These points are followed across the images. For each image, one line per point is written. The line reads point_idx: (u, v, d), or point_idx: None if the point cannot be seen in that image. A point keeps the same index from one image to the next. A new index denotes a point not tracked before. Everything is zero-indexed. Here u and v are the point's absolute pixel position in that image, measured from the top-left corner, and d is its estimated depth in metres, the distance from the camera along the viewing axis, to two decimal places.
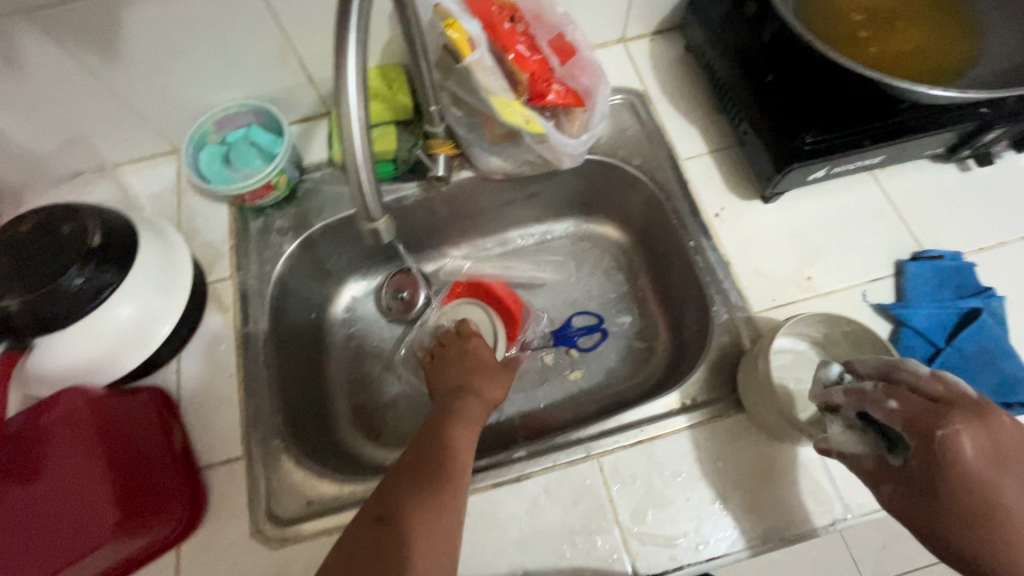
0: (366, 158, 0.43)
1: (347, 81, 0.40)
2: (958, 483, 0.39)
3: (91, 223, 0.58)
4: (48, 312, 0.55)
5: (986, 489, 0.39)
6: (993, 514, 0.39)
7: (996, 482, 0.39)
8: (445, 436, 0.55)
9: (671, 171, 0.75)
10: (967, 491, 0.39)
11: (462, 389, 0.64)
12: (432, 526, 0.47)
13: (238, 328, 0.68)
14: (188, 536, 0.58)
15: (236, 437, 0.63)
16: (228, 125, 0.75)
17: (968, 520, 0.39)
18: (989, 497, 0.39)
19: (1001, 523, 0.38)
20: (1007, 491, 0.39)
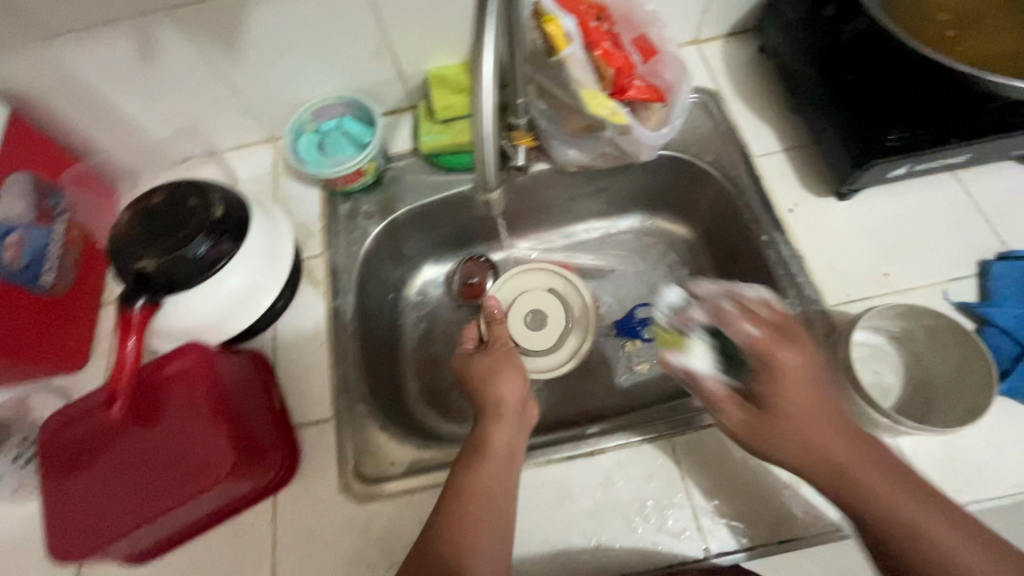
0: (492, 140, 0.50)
1: (483, 68, 0.47)
2: (816, 454, 0.47)
3: (215, 197, 0.64)
4: (178, 274, 0.61)
5: (803, 452, 0.48)
6: (861, 479, 0.46)
7: (801, 445, 0.48)
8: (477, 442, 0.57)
9: (743, 167, 0.76)
10: (804, 462, 0.48)
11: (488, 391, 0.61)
12: (479, 518, 0.50)
13: (328, 302, 0.74)
14: (285, 483, 0.63)
15: (326, 401, 0.68)
16: (324, 114, 0.80)
17: (841, 489, 0.46)
18: (827, 459, 0.47)
19: (866, 484, 0.46)
20: (851, 454, 0.47)
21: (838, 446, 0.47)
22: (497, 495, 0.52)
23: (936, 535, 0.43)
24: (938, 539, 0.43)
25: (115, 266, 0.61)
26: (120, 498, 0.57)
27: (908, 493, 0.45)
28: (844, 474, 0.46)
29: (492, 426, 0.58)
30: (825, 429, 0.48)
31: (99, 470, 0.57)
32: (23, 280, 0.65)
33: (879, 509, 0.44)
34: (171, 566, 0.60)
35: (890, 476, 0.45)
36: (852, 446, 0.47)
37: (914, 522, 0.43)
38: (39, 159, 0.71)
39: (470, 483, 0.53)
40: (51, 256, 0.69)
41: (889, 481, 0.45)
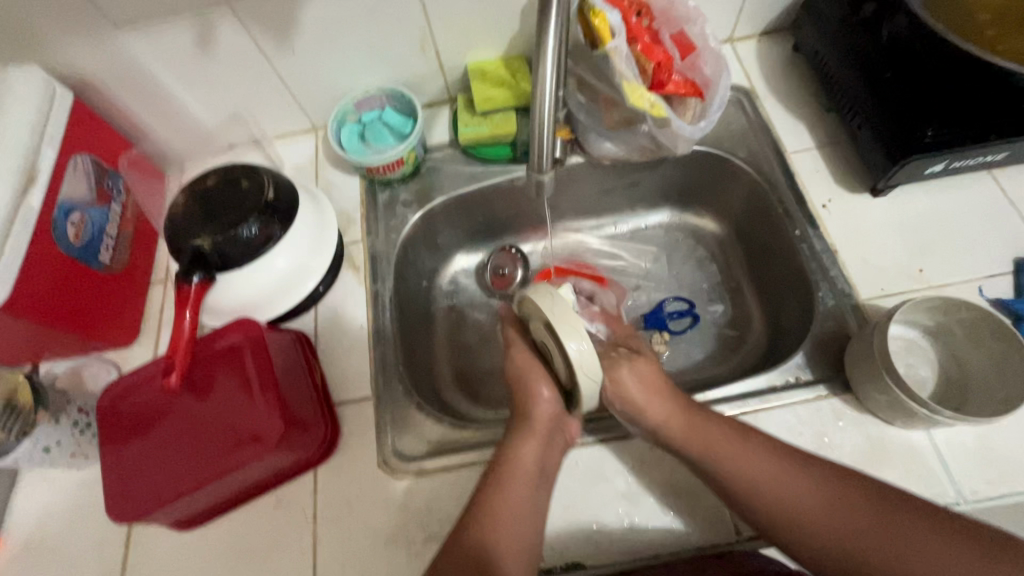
0: (546, 124, 0.55)
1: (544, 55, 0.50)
2: (684, 443, 0.56)
3: (267, 179, 0.67)
4: (231, 253, 0.64)
5: (680, 441, 0.56)
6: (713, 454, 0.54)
7: (679, 433, 0.56)
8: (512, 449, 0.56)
9: (777, 163, 0.77)
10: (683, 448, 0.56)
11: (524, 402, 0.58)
12: (506, 521, 0.51)
13: (367, 285, 0.76)
14: (327, 459, 0.65)
15: (365, 380, 0.70)
16: (365, 106, 0.83)
17: (716, 470, 0.54)
18: (710, 450, 0.54)
19: (742, 466, 0.53)
20: (723, 440, 0.54)
21: (681, 431, 0.56)
22: (523, 497, 0.53)
23: (796, 495, 0.51)
24: (796, 497, 0.51)
25: (172, 244, 0.64)
26: (174, 465, 0.59)
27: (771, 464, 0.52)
28: (708, 456, 0.54)
29: (522, 441, 0.56)
30: (699, 417, 0.56)
31: (157, 435, 0.60)
32: (84, 256, 0.68)
33: (750, 487, 0.52)
34: (217, 533, 0.63)
35: (750, 452, 0.53)
36: (705, 432, 0.55)
37: (776, 489, 0.51)
38: (100, 143, 0.75)
39: (500, 494, 0.53)
40: (108, 235, 0.72)
41: (752, 455, 0.53)
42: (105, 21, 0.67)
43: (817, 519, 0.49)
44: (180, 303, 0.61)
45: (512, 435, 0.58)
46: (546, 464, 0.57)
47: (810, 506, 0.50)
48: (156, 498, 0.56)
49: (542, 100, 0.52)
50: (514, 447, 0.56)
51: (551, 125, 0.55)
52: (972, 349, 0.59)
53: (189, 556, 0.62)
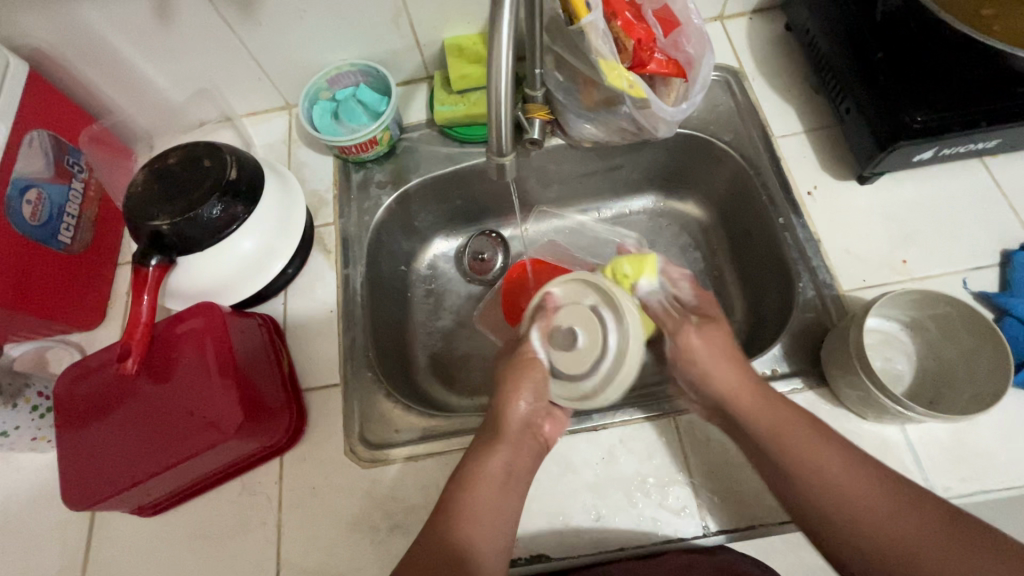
0: (506, 109, 0.51)
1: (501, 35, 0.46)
2: (798, 473, 0.48)
3: (229, 158, 0.64)
4: (191, 234, 0.61)
5: (790, 463, 0.49)
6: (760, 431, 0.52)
7: (783, 456, 0.50)
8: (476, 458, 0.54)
9: (763, 147, 0.74)
10: (796, 481, 0.49)
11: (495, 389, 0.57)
12: (474, 518, 0.50)
13: (338, 269, 0.74)
14: (293, 445, 0.64)
15: (334, 367, 0.68)
16: (339, 83, 0.81)
17: (836, 512, 0.46)
18: (831, 483, 0.47)
19: (861, 508, 0.46)
20: (838, 466, 0.48)
21: (776, 434, 0.51)
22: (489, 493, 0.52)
23: (875, 507, 0.45)
24: (832, 474, 0.47)
25: (131, 225, 0.61)
26: (132, 451, 0.56)
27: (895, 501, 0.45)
28: (798, 465, 0.49)
29: (491, 449, 0.54)
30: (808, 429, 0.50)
31: (115, 424, 0.57)
32: (43, 237, 0.66)
33: (880, 533, 0.44)
34: (180, 519, 0.62)
35: (870, 484, 0.46)
36: (808, 438, 0.50)
37: (900, 533, 0.44)
38: (60, 119, 0.72)
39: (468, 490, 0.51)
40: (69, 214, 0.70)
41: (850, 468, 0.47)
42: None
43: (853, 492, 0.46)
44: (138, 286, 0.58)
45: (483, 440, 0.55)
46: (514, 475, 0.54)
47: (848, 485, 0.47)
48: (112, 486, 0.54)
49: (499, 96, 0.49)
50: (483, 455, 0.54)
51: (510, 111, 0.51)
52: (950, 345, 0.58)
53: (151, 543, 0.62)
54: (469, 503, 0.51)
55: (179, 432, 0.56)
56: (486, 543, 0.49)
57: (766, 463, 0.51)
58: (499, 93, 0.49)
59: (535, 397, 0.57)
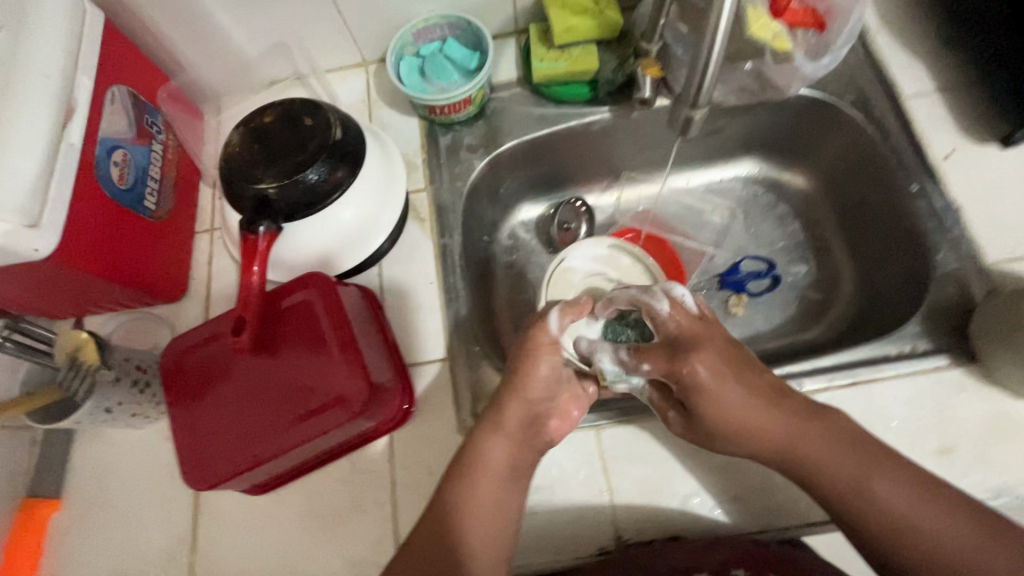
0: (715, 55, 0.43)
1: None
2: (810, 476, 0.49)
3: (332, 116, 0.59)
4: (299, 199, 0.57)
5: (809, 467, 0.49)
6: (763, 427, 0.50)
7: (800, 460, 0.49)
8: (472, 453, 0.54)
9: (891, 108, 0.69)
10: (815, 483, 0.49)
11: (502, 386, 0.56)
12: (478, 521, 0.50)
13: (435, 238, 0.70)
14: (405, 422, 0.61)
15: (439, 341, 0.65)
16: (424, 37, 0.75)
17: (861, 512, 0.47)
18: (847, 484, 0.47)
19: (884, 508, 0.46)
20: (857, 466, 0.48)
21: (775, 429, 0.50)
22: (492, 482, 0.52)
23: (887, 504, 0.46)
24: (839, 473, 0.48)
25: (233, 189, 0.57)
26: (251, 430, 0.53)
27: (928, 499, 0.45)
28: (805, 460, 0.49)
29: (488, 440, 0.54)
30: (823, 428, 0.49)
31: (230, 401, 0.54)
32: (130, 202, 0.62)
33: (911, 534, 0.45)
34: (292, 497, 0.60)
35: (889, 482, 0.47)
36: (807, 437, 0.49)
37: (915, 527, 0.45)
38: (136, 75, 0.66)
39: (465, 493, 0.51)
40: (152, 178, 0.65)
41: (861, 463, 0.48)
42: None
43: (865, 490, 0.47)
44: (248, 255, 0.54)
45: (483, 433, 0.54)
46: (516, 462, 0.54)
47: (852, 479, 0.47)
48: (235, 464, 0.52)
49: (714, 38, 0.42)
50: (485, 446, 0.53)
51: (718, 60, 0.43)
52: None
53: (262, 523, 0.59)
54: (472, 493, 0.52)
55: (299, 411, 0.53)
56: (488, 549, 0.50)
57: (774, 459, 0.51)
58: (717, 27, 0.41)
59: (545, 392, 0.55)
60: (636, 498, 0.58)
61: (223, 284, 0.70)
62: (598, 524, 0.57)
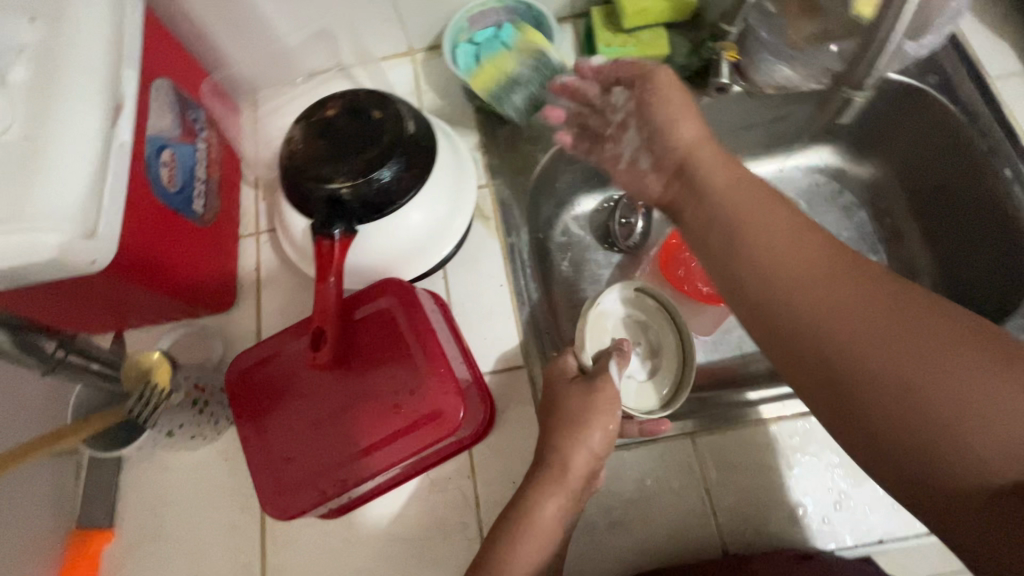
0: None
1: None
2: (752, 261, 0.39)
3: (403, 108, 0.54)
4: (373, 200, 0.52)
5: (788, 289, 0.37)
6: (740, 207, 0.41)
7: (779, 289, 0.37)
8: (523, 506, 0.48)
9: (976, 90, 0.66)
10: (790, 309, 0.36)
11: (567, 431, 0.49)
12: None
13: (501, 237, 0.65)
14: (488, 434, 0.57)
15: (515, 347, 0.61)
16: (479, 22, 0.70)
17: (828, 343, 0.34)
18: (829, 307, 0.35)
19: (853, 338, 0.33)
20: (859, 293, 0.34)
21: (728, 190, 0.43)
22: (545, 543, 0.47)
23: (817, 296, 0.35)
24: (789, 260, 0.38)
25: (300, 190, 0.52)
26: (332, 453, 0.49)
27: (898, 330, 0.32)
28: (746, 244, 0.40)
29: (545, 498, 0.48)
30: (796, 224, 0.39)
31: (305, 422, 0.50)
32: (179, 206, 0.57)
33: (839, 346, 0.34)
34: (369, 521, 0.56)
35: (900, 319, 0.33)
36: (767, 213, 0.40)
37: (838, 326, 0.34)
38: (178, 67, 0.61)
39: (509, 551, 0.45)
40: (199, 178, 0.61)
41: (816, 252, 0.37)
42: None
43: (807, 287, 0.36)
44: (322, 263, 0.49)
45: (532, 487, 0.49)
46: (565, 523, 0.50)
47: (808, 272, 0.37)
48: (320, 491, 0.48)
49: None
50: (535, 504, 0.47)
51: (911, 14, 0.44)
52: None
53: (338, 550, 0.55)
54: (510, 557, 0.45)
55: (385, 432, 0.49)
56: None
57: (709, 250, 0.43)
58: None
59: (604, 446, 0.49)
60: (733, 507, 0.55)
61: (275, 292, 0.66)
62: (701, 536, 0.54)
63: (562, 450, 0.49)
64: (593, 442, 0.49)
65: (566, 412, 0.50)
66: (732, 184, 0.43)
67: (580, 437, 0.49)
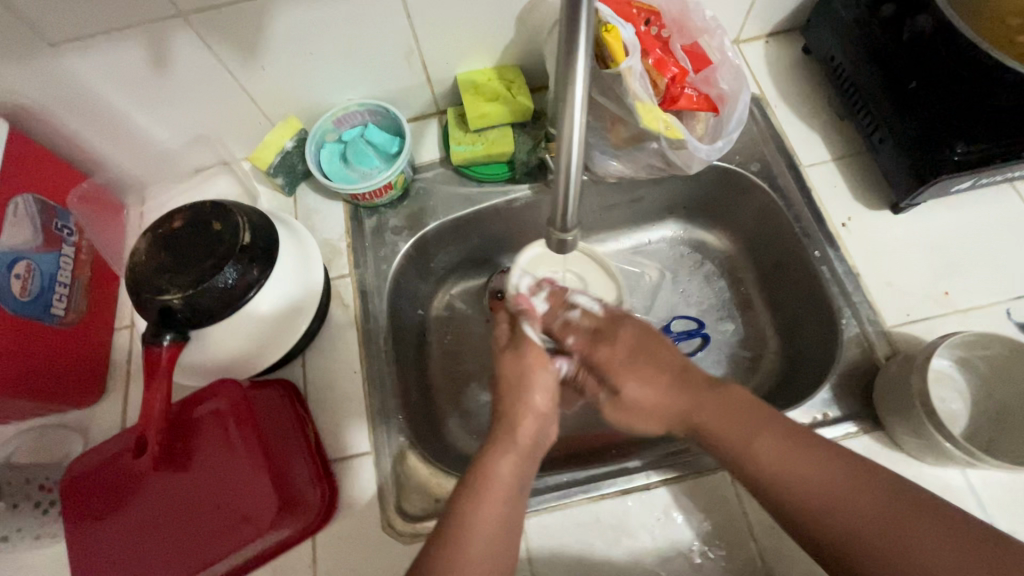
0: (576, 164, 0.42)
1: (573, 96, 0.38)
2: (772, 480, 0.49)
3: (240, 219, 0.59)
4: (206, 307, 0.56)
5: (810, 484, 0.47)
6: (737, 429, 0.51)
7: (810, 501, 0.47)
8: (484, 467, 0.51)
9: (792, 177, 0.73)
10: (812, 503, 0.46)
11: (509, 389, 0.55)
12: (477, 544, 0.46)
13: (359, 324, 0.69)
14: (327, 523, 0.59)
15: (364, 433, 0.64)
16: (345, 123, 0.76)
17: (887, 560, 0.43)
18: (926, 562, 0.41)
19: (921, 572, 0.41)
20: (877, 498, 0.45)
21: (715, 420, 0.53)
22: (499, 502, 0.49)
23: (824, 476, 0.47)
24: (810, 479, 0.47)
25: (138, 300, 0.56)
26: (163, 546, 0.54)
27: (908, 508, 0.44)
28: (745, 446, 0.50)
29: (500, 454, 0.51)
30: (733, 400, 0.53)
31: (139, 517, 0.55)
32: (34, 312, 0.60)
33: (881, 535, 0.43)
34: None
35: (858, 475, 0.46)
36: (744, 421, 0.52)
37: (865, 509, 0.45)
38: (44, 179, 0.65)
39: (469, 511, 0.48)
40: (62, 282, 0.64)
41: (830, 468, 0.47)
42: (39, 42, 0.57)
43: (825, 487, 0.46)
44: (150, 373, 0.53)
45: (489, 448, 0.52)
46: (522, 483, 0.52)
47: (834, 489, 0.46)
48: None
49: (570, 176, 0.42)
50: (490, 463, 0.51)
51: (580, 174, 0.42)
52: (1006, 385, 0.56)
53: None
54: (470, 524, 0.47)
55: (215, 526, 0.55)
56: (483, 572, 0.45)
57: (716, 450, 0.53)
58: (567, 175, 0.42)
59: (530, 437, 0.53)
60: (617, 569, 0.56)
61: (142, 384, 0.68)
62: None
63: (512, 408, 0.54)
64: (535, 407, 0.54)
65: (507, 379, 0.55)
66: (668, 362, 0.58)
67: (522, 393, 0.55)
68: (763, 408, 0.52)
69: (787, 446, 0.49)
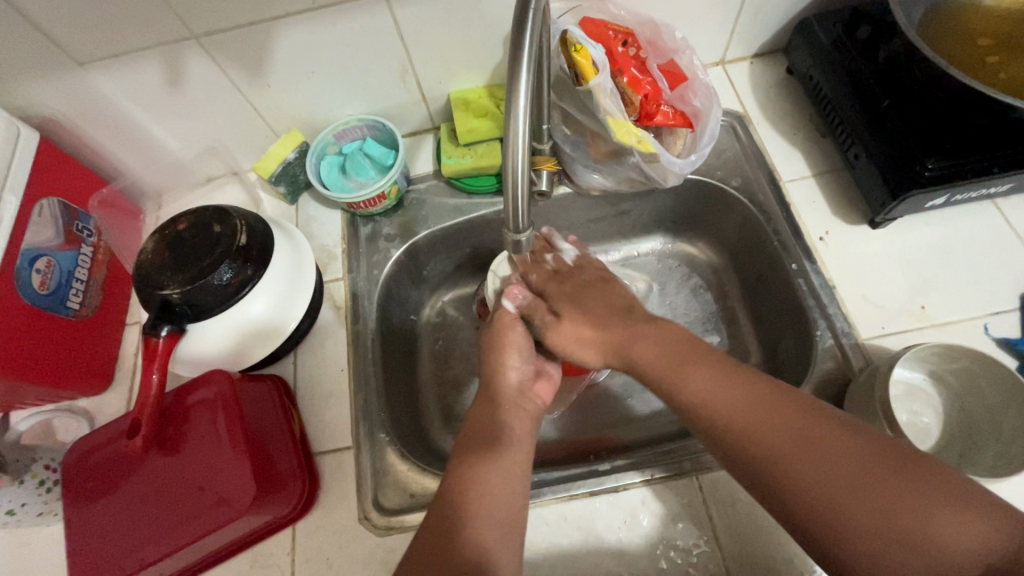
0: (523, 157, 0.46)
1: (519, 95, 0.43)
2: (699, 412, 0.49)
3: (239, 222, 0.63)
4: (202, 301, 0.60)
5: (733, 411, 0.47)
6: (667, 363, 0.52)
7: (740, 433, 0.46)
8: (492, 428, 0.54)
9: (772, 191, 0.74)
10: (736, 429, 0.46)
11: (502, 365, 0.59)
12: (491, 501, 0.48)
13: (349, 325, 0.73)
14: (305, 514, 0.62)
15: (347, 428, 0.67)
16: (346, 137, 0.81)
17: (799, 485, 0.42)
18: (828, 475, 0.41)
19: (844, 497, 0.40)
20: (799, 422, 0.44)
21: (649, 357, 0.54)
22: (518, 467, 0.51)
23: (746, 404, 0.47)
24: (731, 407, 0.47)
25: (140, 293, 0.60)
26: (144, 525, 0.57)
27: (827, 432, 0.43)
28: (674, 381, 0.51)
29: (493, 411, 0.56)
30: (668, 342, 0.54)
31: (127, 497, 0.58)
32: (51, 305, 0.66)
33: (794, 455, 0.43)
34: None
35: (781, 401, 0.46)
36: (678, 358, 0.52)
37: (784, 430, 0.44)
38: (67, 184, 0.72)
39: (480, 466, 0.50)
40: (78, 279, 0.70)
41: (752, 394, 0.47)
42: (68, 60, 0.64)
43: (746, 413, 0.46)
44: (147, 360, 0.58)
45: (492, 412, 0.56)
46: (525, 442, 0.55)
47: (756, 414, 0.46)
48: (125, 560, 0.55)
49: (518, 175, 0.47)
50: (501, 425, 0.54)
51: (527, 165, 0.47)
52: (978, 397, 0.56)
53: None
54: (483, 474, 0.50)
55: (190, 509, 0.57)
56: (496, 524, 0.47)
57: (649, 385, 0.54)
58: (515, 170, 0.46)
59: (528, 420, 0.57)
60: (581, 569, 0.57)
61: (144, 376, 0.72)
62: None
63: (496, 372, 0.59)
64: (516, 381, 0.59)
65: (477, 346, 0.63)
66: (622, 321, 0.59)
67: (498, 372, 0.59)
68: (688, 350, 0.53)
69: (711, 380, 0.49)
